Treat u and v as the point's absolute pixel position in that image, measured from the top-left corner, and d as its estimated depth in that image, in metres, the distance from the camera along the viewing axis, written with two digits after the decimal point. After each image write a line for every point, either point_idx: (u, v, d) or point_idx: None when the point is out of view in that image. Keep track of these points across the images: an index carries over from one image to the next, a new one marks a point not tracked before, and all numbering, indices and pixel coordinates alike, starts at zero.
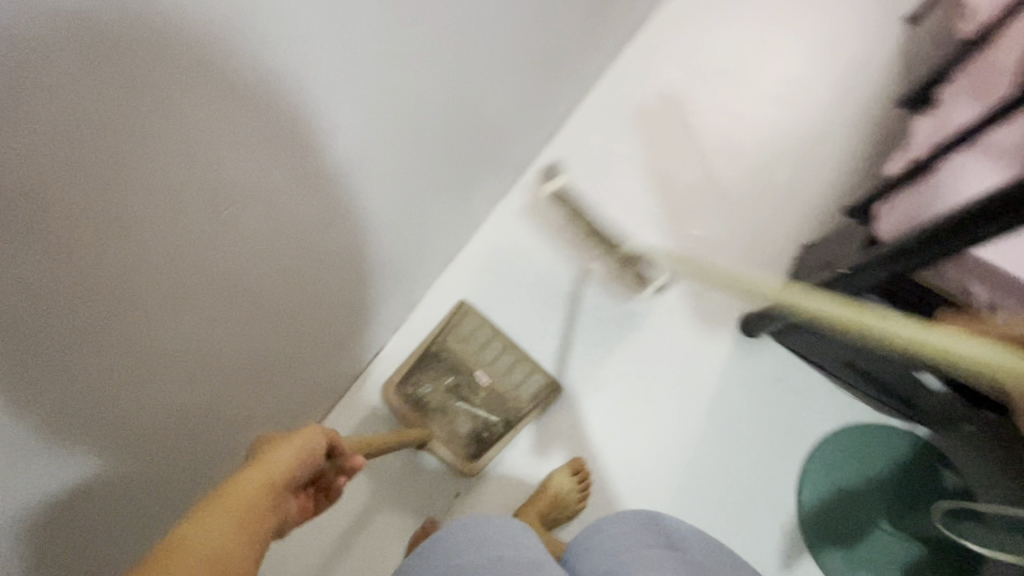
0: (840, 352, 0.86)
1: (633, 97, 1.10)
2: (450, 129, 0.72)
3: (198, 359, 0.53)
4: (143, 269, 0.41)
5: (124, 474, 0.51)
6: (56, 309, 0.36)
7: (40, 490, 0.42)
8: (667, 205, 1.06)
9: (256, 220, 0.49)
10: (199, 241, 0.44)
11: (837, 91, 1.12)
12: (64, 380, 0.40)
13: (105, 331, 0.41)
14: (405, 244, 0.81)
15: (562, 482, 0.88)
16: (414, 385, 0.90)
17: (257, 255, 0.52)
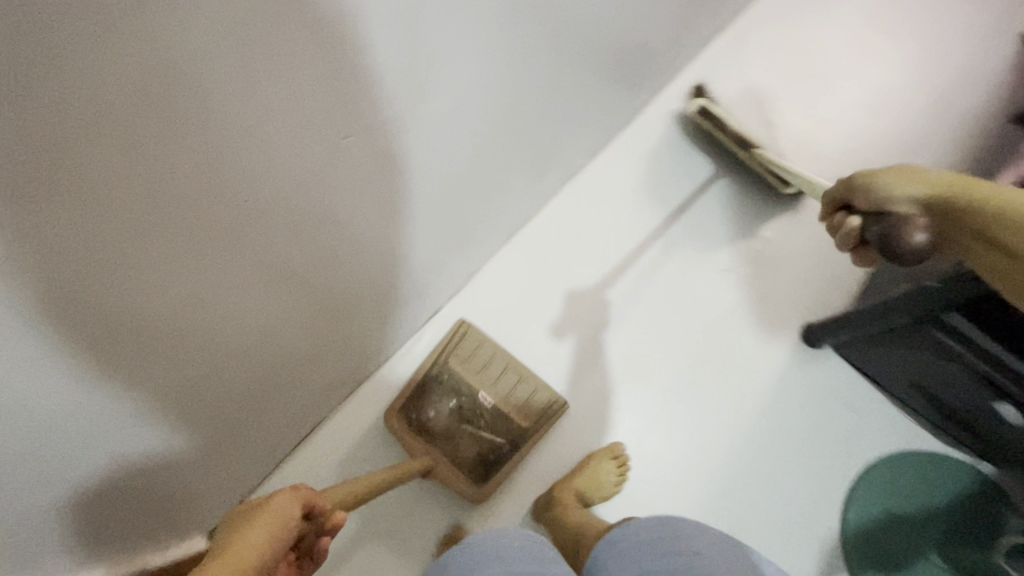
0: (907, 372, 0.82)
1: (719, 90, 1.06)
2: (547, 98, 0.73)
3: (227, 313, 0.51)
4: (165, 204, 0.38)
5: (144, 410, 0.50)
6: (69, 225, 0.33)
7: (58, 404, 0.41)
8: (740, 203, 1.02)
9: (308, 173, 0.46)
10: (239, 184, 0.41)
11: (937, 110, 1.07)
12: (69, 304, 0.36)
13: (116, 266, 0.38)
14: (480, 209, 0.82)
15: (606, 469, 0.88)
16: (418, 410, 0.87)
17: (304, 213, 0.49)
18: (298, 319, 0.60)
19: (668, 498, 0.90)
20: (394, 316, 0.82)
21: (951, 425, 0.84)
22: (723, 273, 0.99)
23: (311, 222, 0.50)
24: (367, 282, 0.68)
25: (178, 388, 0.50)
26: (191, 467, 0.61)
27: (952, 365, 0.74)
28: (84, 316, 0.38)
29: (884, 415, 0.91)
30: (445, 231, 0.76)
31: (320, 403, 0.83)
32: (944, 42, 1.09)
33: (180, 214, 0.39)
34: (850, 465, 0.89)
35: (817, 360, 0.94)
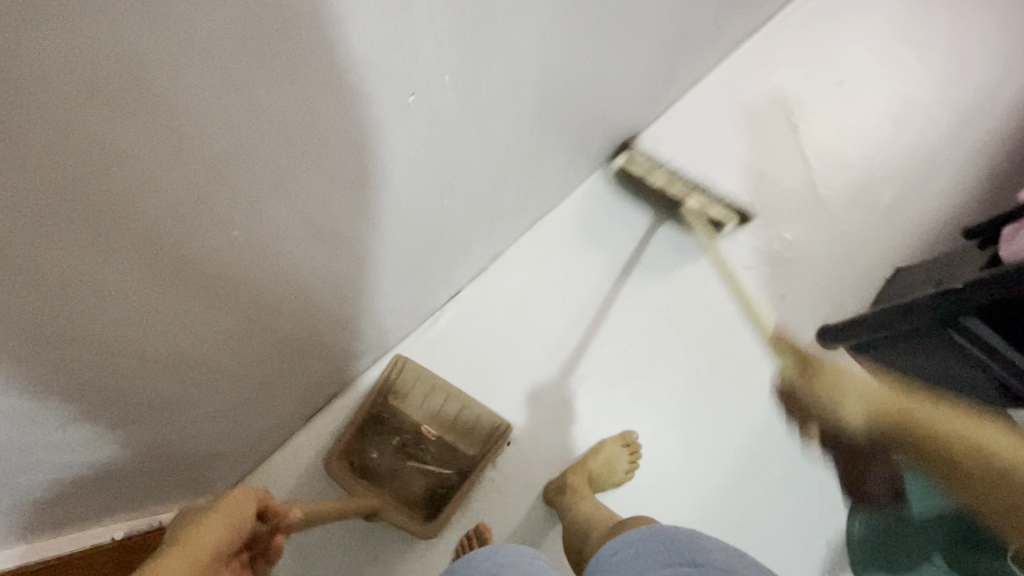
0: (920, 378, 0.83)
1: (746, 94, 1.08)
2: (581, 84, 0.72)
3: (257, 294, 0.51)
4: (196, 233, 0.38)
5: (176, 379, 0.51)
6: (103, 259, 0.34)
7: (80, 379, 0.41)
8: (759, 206, 1.03)
9: (338, 177, 0.46)
10: (270, 199, 0.41)
11: (971, 121, 1.06)
12: (98, 317, 0.37)
13: (143, 285, 0.38)
14: (507, 195, 0.82)
15: (616, 451, 0.90)
16: (360, 453, 0.89)
17: (345, 200, 0.49)
18: (334, 283, 0.61)
19: (677, 489, 0.91)
20: (416, 290, 0.84)
21: None
22: (740, 272, 1.00)
23: (365, 186, 0.50)
24: (401, 254, 0.69)
25: (211, 336, 0.50)
26: (215, 418, 0.62)
27: (970, 372, 0.74)
28: (143, 266, 0.37)
29: None
30: (475, 211, 0.77)
31: (338, 372, 0.85)
32: (976, 56, 1.09)
33: (251, 174, 0.38)
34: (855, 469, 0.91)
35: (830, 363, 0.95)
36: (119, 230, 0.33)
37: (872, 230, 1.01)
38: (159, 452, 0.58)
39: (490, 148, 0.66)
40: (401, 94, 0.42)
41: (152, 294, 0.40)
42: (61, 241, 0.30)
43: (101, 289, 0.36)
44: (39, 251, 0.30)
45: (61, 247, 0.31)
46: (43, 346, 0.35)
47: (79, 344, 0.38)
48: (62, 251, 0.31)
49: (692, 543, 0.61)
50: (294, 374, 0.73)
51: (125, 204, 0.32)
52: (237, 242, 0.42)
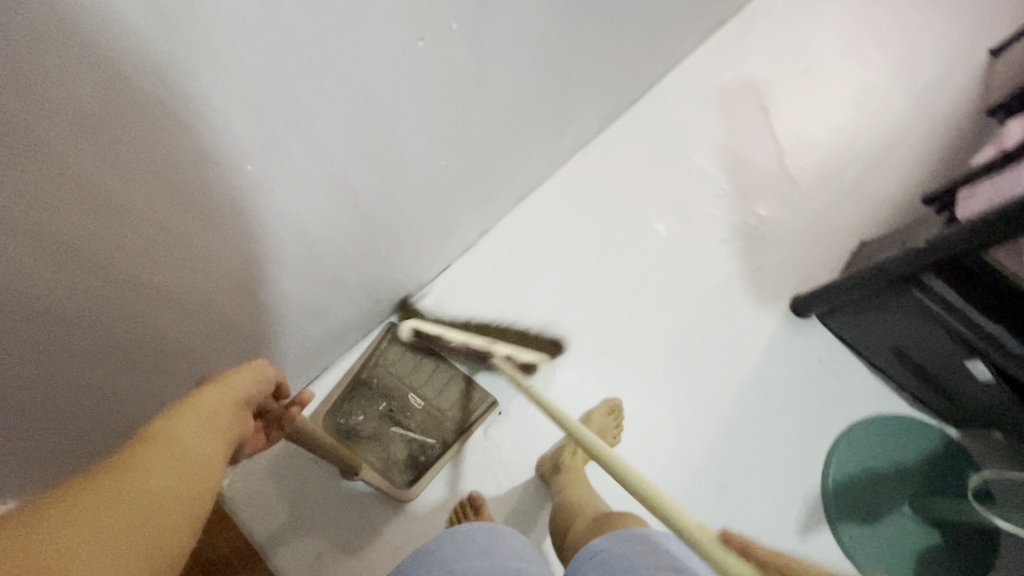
0: (886, 336, 0.89)
1: (719, 78, 1.13)
2: (569, 53, 0.75)
3: (255, 233, 0.51)
4: (193, 143, 0.39)
5: (167, 314, 0.50)
6: (101, 161, 0.34)
7: (74, 294, 0.41)
8: (734, 183, 1.08)
9: (328, 110, 0.47)
10: (264, 116, 0.42)
11: (922, 106, 1.14)
12: (95, 231, 0.38)
13: (141, 200, 0.39)
14: (497, 165, 0.84)
15: (606, 422, 0.91)
16: (346, 414, 0.89)
17: (341, 138, 0.50)
18: (333, 235, 0.62)
19: (662, 453, 0.94)
20: (407, 259, 0.84)
21: (927, 390, 0.91)
22: (718, 246, 1.04)
23: (368, 126, 0.52)
24: (397, 214, 0.70)
25: (211, 274, 0.51)
26: (204, 372, 0.62)
27: (931, 326, 0.80)
28: (155, 181, 0.39)
29: (862, 383, 0.98)
30: (467, 177, 0.78)
31: (328, 340, 0.85)
32: (927, 47, 1.17)
33: (258, 91, 0.40)
34: (827, 427, 0.96)
35: (803, 329, 1.00)
36: (133, 132, 0.35)
37: (837, 208, 1.08)
38: (145, 404, 0.58)
39: (484, 110, 0.68)
40: (409, 34, 0.47)
41: (160, 214, 0.41)
42: (58, 134, 0.31)
43: (114, 197, 0.37)
44: (59, 139, 0.31)
45: (76, 140, 0.32)
46: (49, 253, 0.36)
47: (87, 260, 0.39)
48: (74, 141, 0.32)
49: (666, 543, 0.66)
50: (285, 337, 0.73)
51: (138, 101, 0.33)
52: (242, 168, 0.44)
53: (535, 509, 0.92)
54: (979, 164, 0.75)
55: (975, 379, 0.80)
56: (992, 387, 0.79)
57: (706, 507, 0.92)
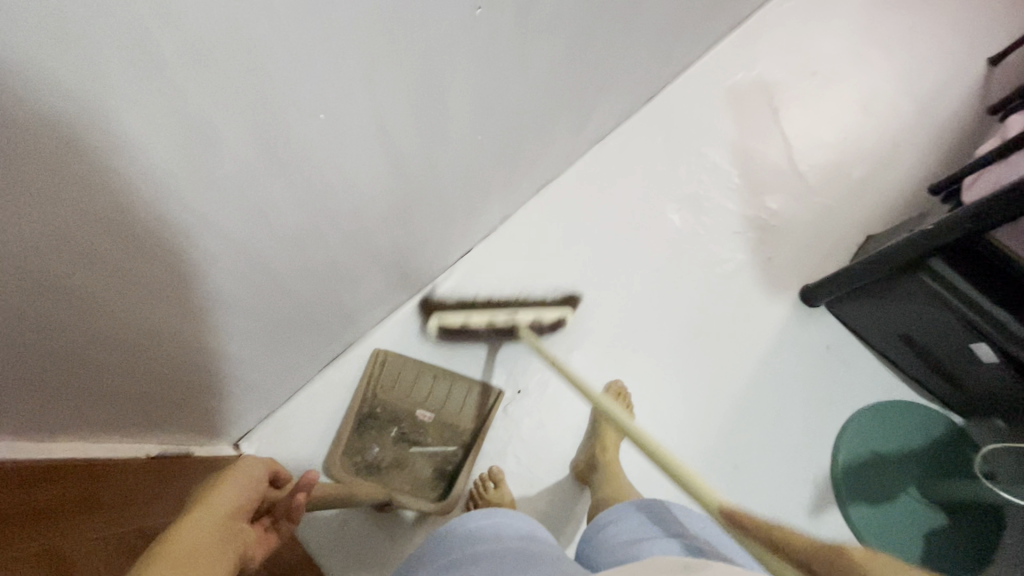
0: (894, 322, 0.93)
1: (732, 79, 1.18)
2: (599, 43, 0.79)
3: (315, 190, 0.54)
4: (290, 100, 0.42)
5: (237, 261, 0.54)
6: (220, 111, 0.38)
7: (175, 236, 0.44)
8: (746, 178, 1.13)
9: (395, 80, 0.50)
10: (346, 82, 0.45)
11: (926, 110, 1.19)
12: (202, 177, 0.41)
13: (242, 149, 0.42)
14: (525, 150, 0.87)
15: (619, 409, 0.95)
16: (362, 451, 0.92)
17: (400, 107, 0.54)
18: (379, 201, 0.66)
19: (677, 434, 0.97)
20: (437, 238, 0.87)
21: (933, 375, 0.95)
22: (731, 237, 1.08)
23: (426, 95, 0.55)
24: (435, 189, 0.73)
25: (269, 227, 0.54)
26: (244, 328, 0.65)
27: (939, 311, 0.84)
28: (248, 129, 0.41)
29: (870, 370, 1.01)
30: (499, 160, 0.82)
31: (358, 314, 0.87)
32: (930, 54, 1.23)
33: (343, 52, 0.42)
34: (838, 412, 0.98)
35: (813, 317, 1.04)
36: (244, 78, 0.37)
37: (845, 204, 1.12)
38: (193, 357, 0.61)
39: (522, 92, 0.71)
40: (471, 4, 0.50)
41: (243, 161, 0.44)
42: (199, 84, 0.35)
43: (216, 140, 0.40)
44: (189, 77, 0.34)
45: (202, 80, 0.35)
46: (154, 191, 0.39)
47: (180, 203, 0.42)
48: (198, 81, 0.35)
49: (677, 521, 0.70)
50: (321, 304, 0.76)
51: (252, 48, 0.36)
52: (319, 126, 0.47)
53: (552, 485, 0.95)
54: (984, 154, 0.79)
55: (979, 362, 0.84)
56: (994, 370, 0.83)
57: (718, 486, 0.94)
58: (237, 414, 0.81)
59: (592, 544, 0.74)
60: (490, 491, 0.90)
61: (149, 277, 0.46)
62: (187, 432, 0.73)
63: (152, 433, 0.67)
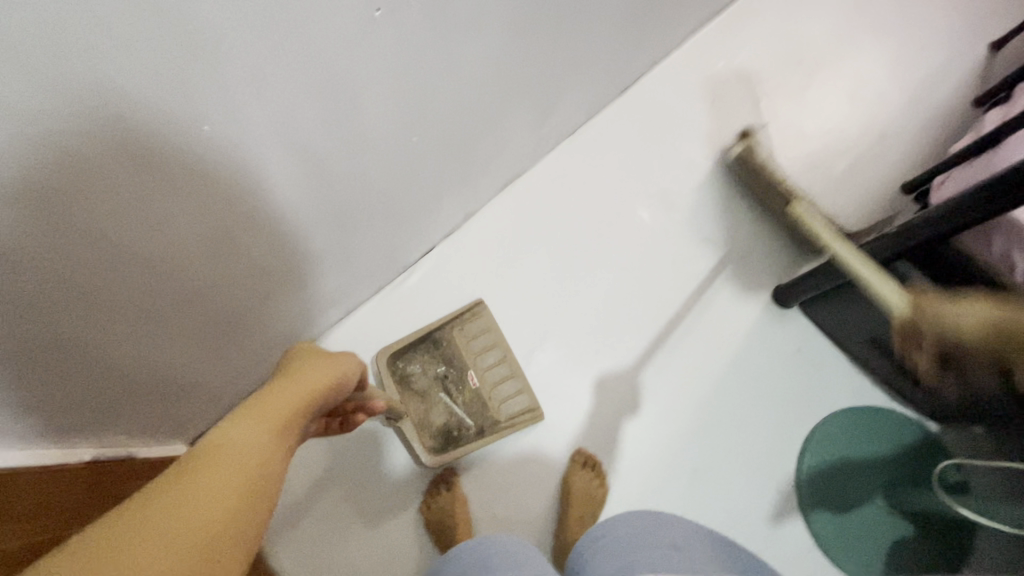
0: (865, 324, 0.89)
1: (711, 68, 1.13)
2: (550, 38, 0.76)
3: (225, 205, 0.54)
4: (166, 122, 0.41)
5: (150, 279, 0.53)
6: (83, 140, 0.37)
7: (64, 261, 0.44)
8: (723, 173, 1.09)
9: (299, 89, 0.49)
10: (237, 94, 0.44)
11: (918, 98, 1.13)
12: (82, 202, 0.41)
13: (122, 174, 0.42)
14: (480, 146, 0.85)
15: (588, 480, 0.91)
16: (406, 362, 0.94)
17: (311, 113, 0.52)
18: (306, 206, 0.64)
19: (637, 437, 0.95)
20: (388, 237, 0.86)
21: (904, 381, 0.91)
22: (703, 234, 1.05)
23: (336, 99, 0.54)
24: (373, 189, 0.72)
25: (176, 237, 0.52)
26: (173, 335, 0.64)
27: None
28: (117, 144, 0.39)
29: (842, 373, 0.98)
30: (450, 157, 0.80)
31: (311, 314, 0.87)
32: (926, 39, 1.16)
33: (227, 65, 0.42)
34: (806, 418, 0.95)
35: (783, 318, 1.00)
36: (91, 89, 0.35)
37: (826, 200, 1.07)
38: (118, 367, 0.60)
39: (461, 88, 0.69)
40: (368, 6, 0.48)
41: (121, 175, 0.42)
42: (50, 114, 0.34)
43: (84, 158, 0.38)
44: (22, 97, 0.32)
45: (49, 107, 0.34)
46: (29, 216, 0.38)
47: (66, 225, 0.41)
48: (28, 96, 0.32)
49: (666, 533, 0.71)
50: (264, 306, 0.75)
51: (102, 70, 0.35)
52: (208, 139, 0.45)
53: (509, 487, 0.94)
54: (955, 152, 0.75)
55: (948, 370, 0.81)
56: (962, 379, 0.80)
57: (677, 491, 0.93)
58: (189, 415, 0.81)
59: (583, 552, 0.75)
60: (444, 494, 0.91)
61: (41, 302, 0.45)
62: (130, 434, 0.73)
63: (88, 438, 0.67)
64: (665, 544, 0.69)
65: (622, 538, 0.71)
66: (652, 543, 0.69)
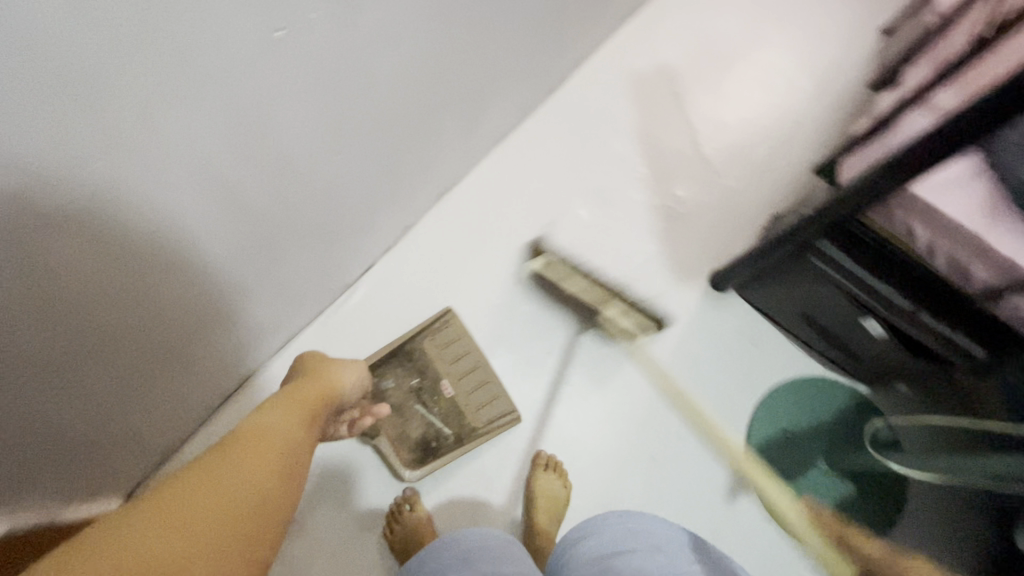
0: (796, 301, 0.93)
1: (633, 66, 1.16)
2: (466, 43, 0.75)
3: (139, 245, 0.50)
4: (53, 166, 0.38)
5: (63, 336, 0.49)
6: None
7: None
8: (653, 165, 1.12)
9: (200, 116, 0.46)
10: (133, 128, 0.41)
11: (825, 83, 1.20)
12: None
13: (15, 227, 0.38)
14: (409, 157, 0.84)
15: (550, 482, 0.90)
16: (379, 377, 0.93)
17: (220, 139, 0.50)
18: (225, 235, 0.61)
19: (595, 433, 0.97)
20: (322, 258, 0.83)
21: (834, 350, 0.97)
22: (641, 227, 1.08)
23: (244, 123, 0.51)
24: (298, 210, 0.69)
25: (85, 283, 0.48)
26: (96, 388, 0.59)
27: (830, 289, 0.85)
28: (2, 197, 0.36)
29: (779, 348, 1.03)
30: (376, 171, 0.78)
31: (248, 346, 0.83)
32: (826, 27, 1.23)
33: (112, 99, 0.39)
34: (750, 395, 1.00)
35: (722, 302, 1.04)
36: None
37: (750, 185, 1.12)
38: (33, 429, 0.54)
39: (377, 100, 0.66)
40: (265, 25, 0.45)
41: (11, 222, 0.38)
42: None
43: None
44: None
45: None
46: None
47: None
48: None
49: (649, 537, 0.72)
50: (196, 344, 0.71)
51: None
52: (102, 178, 0.42)
53: (473, 500, 0.93)
54: (857, 134, 0.81)
55: (871, 336, 0.87)
56: (884, 343, 0.86)
57: (637, 480, 0.95)
58: (123, 466, 0.75)
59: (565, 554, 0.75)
60: (406, 514, 0.88)
61: None
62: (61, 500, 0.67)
63: (5, 505, 0.60)
64: (647, 548, 0.70)
65: (607, 548, 0.70)
66: (636, 548, 0.70)
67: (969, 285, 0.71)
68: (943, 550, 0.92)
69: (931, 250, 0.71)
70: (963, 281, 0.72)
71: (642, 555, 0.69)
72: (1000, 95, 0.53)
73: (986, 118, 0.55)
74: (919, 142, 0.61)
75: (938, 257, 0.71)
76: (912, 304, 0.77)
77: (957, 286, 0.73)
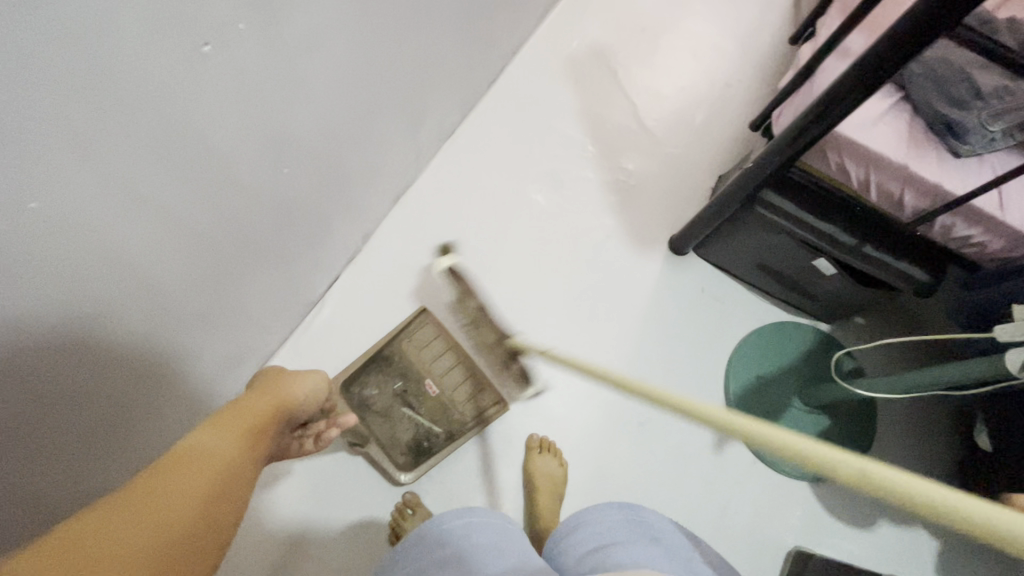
0: (752, 253, 0.98)
1: (566, 49, 1.19)
2: (397, 43, 0.75)
3: (89, 282, 0.49)
4: None
5: (29, 390, 0.48)
6: None
7: None
8: (599, 143, 1.14)
9: (131, 141, 0.44)
10: (64, 161, 0.40)
11: (750, 44, 1.25)
12: None
13: None
14: (358, 163, 0.83)
15: (546, 462, 0.92)
16: (361, 386, 0.94)
17: (157, 166, 0.48)
18: (177, 265, 0.59)
19: (582, 408, 0.99)
20: (283, 276, 0.82)
21: (793, 294, 1.02)
22: (596, 204, 1.10)
23: (183, 146, 0.50)
24: (252, 231, 0.68)
25: (22, 337, 0.45)
26: (56, 449, 0.56)
27: (779, 236, 0.89)
28: None
29: (743, 301, 1.07)
30: (326, 182, 0.77)
31: (221, 376, 0.81)
32: None
33: (38, 134, 0.37)
34: (722, 348, 1.04)
35: (684, 264, 1.08)
36: None
37: (693, 150, 1.16)
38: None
39: (315, 109, 0.65)
40: (191, 39, 0.44)
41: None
42: None
43: None
44: None
45: None
46: None
47: None
48: None
49: (646, 526, 0.74)
50: (158, 386, 0.68)
51: None
52: (37, 216, 0.41)
53: (473, 495, 0.94)
54: (783, 87, 0.85)
55: (822, 275, 0.92)
56: (836, 279, 0.91)
57: (627, 447, 0.97)
58: None
59: (561, 549, 0.76)
60: (408, 519, 0.88)
61: None
62: None
63: None
64: (645, 537, 0.72)
65: (600, 539, 0.72)
66: (633, 535, 0.72)
67: (903, 213, 0.77)
68: (915, 463, 0.99)
69: (865, 183, 0.76)
70: (898, 211, 0.77)
71: (640, 541, 0.71)
72: (894, 35, 0.57)
73: (887, 59, 0.60)
74: (835, 86, 0.66)
75: (873, 189, 0.76)
76: (856, 240, 0.82)
77: (894, 216, 0.78)
